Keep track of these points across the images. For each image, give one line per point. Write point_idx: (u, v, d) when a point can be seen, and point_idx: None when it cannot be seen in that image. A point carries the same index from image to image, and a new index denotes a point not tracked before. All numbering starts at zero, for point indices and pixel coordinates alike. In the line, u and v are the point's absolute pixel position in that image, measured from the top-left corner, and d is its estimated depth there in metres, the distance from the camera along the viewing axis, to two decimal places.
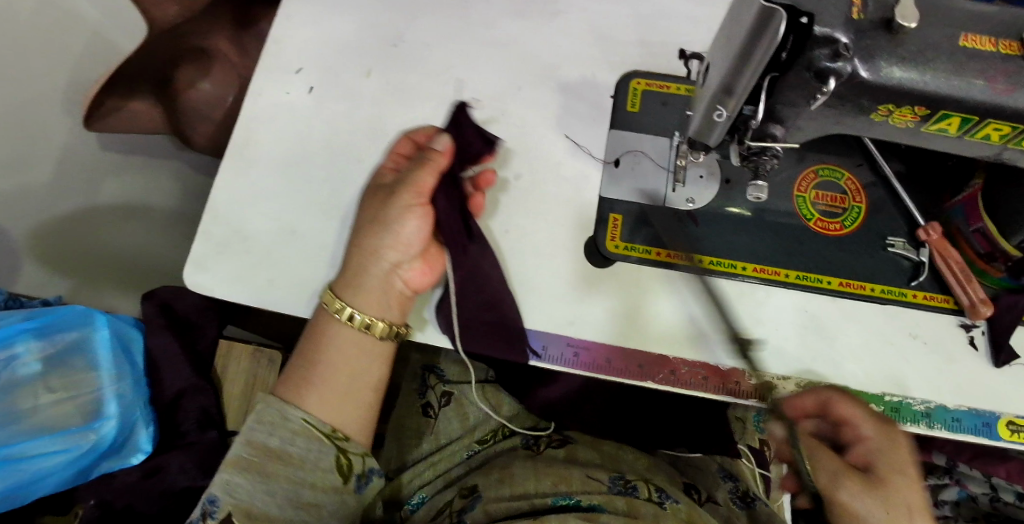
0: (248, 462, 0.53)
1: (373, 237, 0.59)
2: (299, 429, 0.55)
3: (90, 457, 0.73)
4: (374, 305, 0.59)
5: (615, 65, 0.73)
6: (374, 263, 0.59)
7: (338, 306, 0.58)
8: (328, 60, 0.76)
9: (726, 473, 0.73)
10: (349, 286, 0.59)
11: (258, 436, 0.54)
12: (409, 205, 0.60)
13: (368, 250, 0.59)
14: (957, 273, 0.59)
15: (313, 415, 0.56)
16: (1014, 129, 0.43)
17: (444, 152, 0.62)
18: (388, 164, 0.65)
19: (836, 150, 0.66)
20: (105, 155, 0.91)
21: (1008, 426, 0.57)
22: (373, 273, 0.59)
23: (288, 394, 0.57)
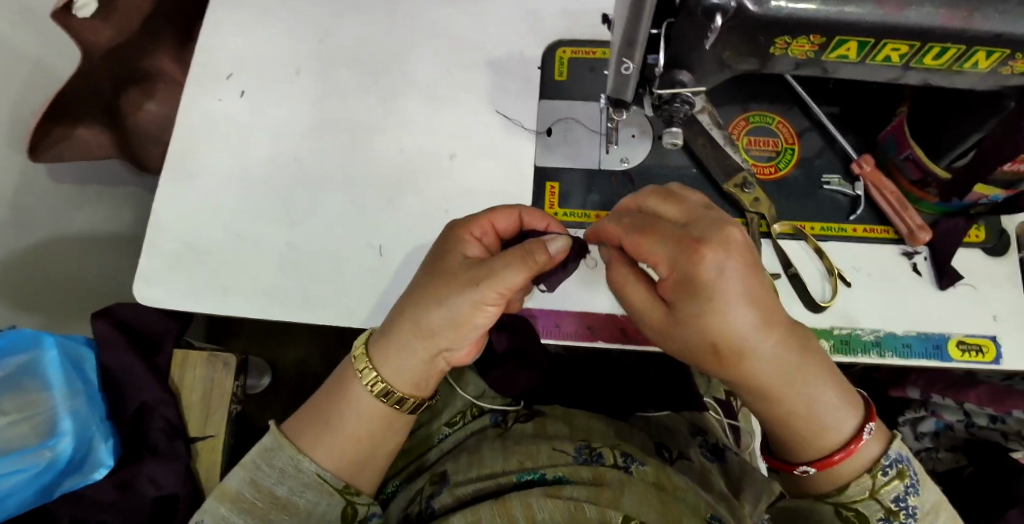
0: (251, 501, 0.51)
1: (437, 322, 0.49)
2: (311, 481, 0.52)
3: (43, 481, 0.60)
4: (411, 385, 0.54)
5: (540, 35, 0.72)
6: (423, 345, 0.51)
7: (372, 378, 0.53)
8: (258, 63, 0.73)
9: (695, 428, 0.75)
10: (391, 358, 0.52)
11: (265, 479, 0.51)
12: (481, 301, 0.48)
13: (422, 330, 0.50)
14: (893, 203, 0.62)
15: (326, 469, 0.52)
16: (909, 48, 0.44)
17: (552, 257, 0.50)
18: (472, 233, 0.54)
19: (766, 97, 0.69)
20: (60, 188, 0.91)
21: (958, 345, 0.60)
22: (416, 353, 0.52)
23: (299, 438, 0.53)
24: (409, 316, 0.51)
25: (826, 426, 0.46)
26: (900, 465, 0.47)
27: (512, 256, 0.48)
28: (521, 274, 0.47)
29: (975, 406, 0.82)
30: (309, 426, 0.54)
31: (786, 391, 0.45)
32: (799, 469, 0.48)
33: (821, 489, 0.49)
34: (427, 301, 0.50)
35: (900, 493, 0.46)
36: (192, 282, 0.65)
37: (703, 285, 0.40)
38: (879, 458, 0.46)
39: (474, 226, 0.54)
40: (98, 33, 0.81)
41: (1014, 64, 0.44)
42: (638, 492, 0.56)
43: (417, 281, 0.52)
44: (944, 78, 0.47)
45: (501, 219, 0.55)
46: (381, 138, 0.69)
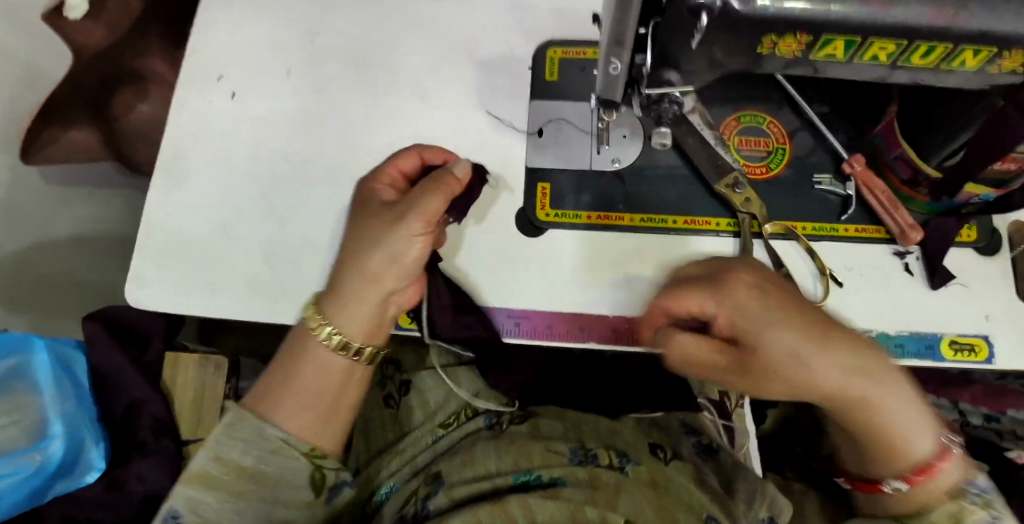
0: (219, 479, 0.50)
1: (379, 264, 0.54)
2: (278, 447, 0.52)
3: (33, 485, 0.59)
4: (367, 334, 0.55)
5: (531, 35, 0.72)
6: (374, 286, 0.54)
7: (328, 333, 0.55)
8: (249, 63, 0.72)
9: (689, 428, 0.75)
10: (342, 311, 0.55)
11: (229, 452, 0.51)
12: (414, 230, 0.54)
13: (364, 275, 0.54)
14: (884, 203, 0.62)
15: (290, 433, 0.53)
16: (896, 47, 0.44)
17: (460, 181, 0.57)
18: (383, 183, 0.59)
19: (757, 97, 0.69)
20: (49, 188, 0.91)
21: (951, 345, 0.60)
22: (368, 299, 0.55)
23: (261, 406, 0.54)
24: (349, 258, 0.55)
25: (911, 434, 0.48)
26: (983, 495, 0.47)
27: (425, 185, 0.55)
28: (440, 200, 0.55)
29: (970, 404, 0.83)
30: (266, 394, 0.54)
31: (865, 411, 0.47)
32: (890, 486, 0.50)
33: (907, 507, 0.50)
34: (350, 253, 0.56)
35: (986, 523, 0.45)
36: (182, 284, 0.65)
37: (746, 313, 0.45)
38: (963, 486, 0.48)
39: (383, 176, 0.59)
40: (89, 34, 0.85)
41: (1001, 63, 0.44)
42: (635, 493, 0.56)
43: (352, 223, 0.59)
44: (932, 77, 0.47)
45: (405, 163, 0.60)
46: (371, 138, 0.69)
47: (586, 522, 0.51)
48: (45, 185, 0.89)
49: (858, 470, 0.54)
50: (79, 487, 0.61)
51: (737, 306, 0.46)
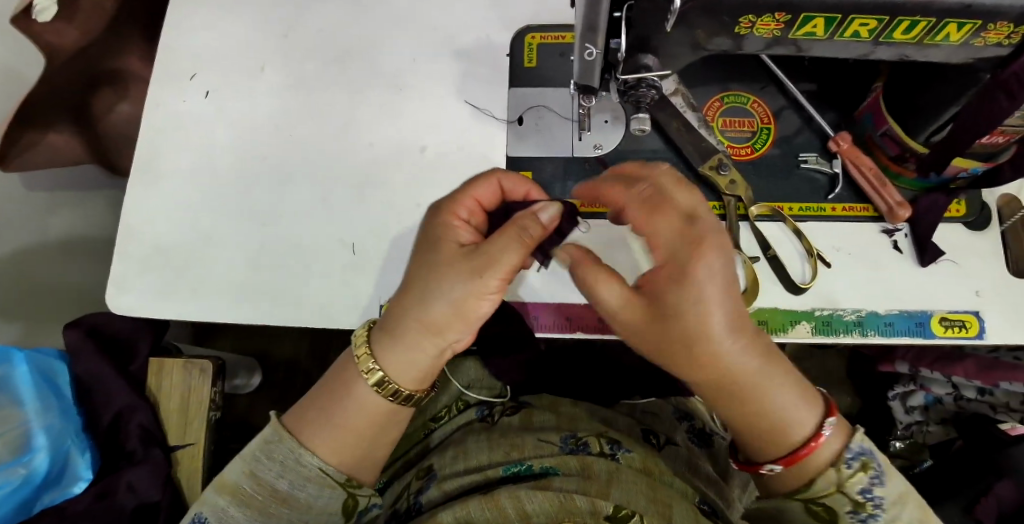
0: (250, 495, 0.49)
1: (440, 316, 0.47)
2: (313, 475, 0.49)
3: (20, 497, 0.60)
4: (420, 380, 0.51)
5: (509, 21, 0.70)
6: (433, 339, 0.48)
7: (378, 377, 0.49)
8: (221, 61, 0.71)
9: (681, 414, 0.75)
10: (392, 353, 0.49)
11: (265, 474, 0.49)
12: (484, 290, 0.46)
13: (424, 326, 0.48)
14: (872, 181, 0.61)
15: (329, 464, 0.49)
16: (878, 22, 0.42)
17: (545, 227, 0.48)
18: (458, 217, 0.52)
19: (740, 76, 0.68)
20: (34, 196, 0.89)
21: (941, 322, 0.60)
22: (426, 348, 0.49)
23: (299, 430, 0.50)
24: (416, 312, 0.48)
25: (788, 418, 0.46)
26: (864, 457, 0.45)
27: (501, 229, 0.46)
28: (519, 256, 0.45)
29: (964, 379, 0.80)
30: (308, 417, 0.51)
31: (742, 384, 0.45)
32: (765, 468, 0.47)
33: (789, 486, 0.47)
34: (414, 298, 0.48)
35: (867, 484, 0.45)
36: (164, 288, 0.64)
37: (691, 280, 0.41)
38: (840, 456, 0.45)
39: (459, 208, 0.52)
40: (62, 36, 0.79)
41: (986, 35, 0.42)
42: (630, 482, 0.55)
43: (415, 268, 0.49)
44: (916, 52, 0.46)
45: (483, 193, 0.54)
46: (350, 135, 0.67)
47: (574, 511, 0.49)
48: (29, 191, 0.88)
49: (740, 453, 0.51)
50: (68, 498, 0.62)
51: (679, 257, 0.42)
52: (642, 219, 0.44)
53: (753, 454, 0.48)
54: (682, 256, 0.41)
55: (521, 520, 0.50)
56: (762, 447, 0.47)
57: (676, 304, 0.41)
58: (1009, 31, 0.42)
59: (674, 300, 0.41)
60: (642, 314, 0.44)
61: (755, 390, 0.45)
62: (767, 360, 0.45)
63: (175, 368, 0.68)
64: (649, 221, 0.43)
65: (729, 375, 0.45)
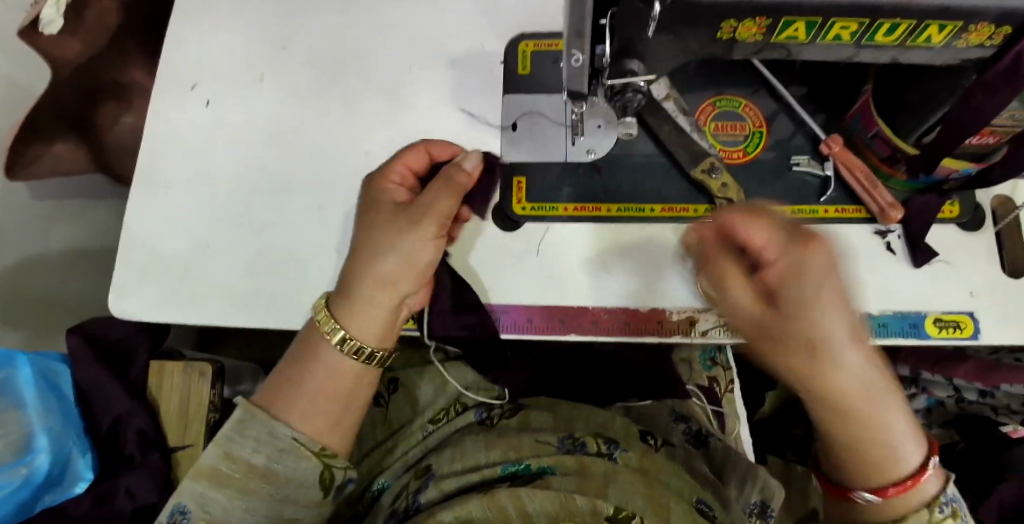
0: (228, 474, 0.49)
1: (392, 267, 0.52)
2: (285, 446, 0.50)
3: (21, 498, 0.60)
4: (382, 338, 0.53)
5: (502, 28, 0.71)
6: (386, 293, 0.52)
7: (340, 336, 0.52)
8: (220, 70, 0.72)
9: (678, 415, 0.75)
10: (356, 314, 0.52)
11: (239, 449, 0.49)
12: (426, 236, 0.52)
13: (379, 281, 0.52)
14: (862, 182, 0.62)
15: (302, 433, 0.50)
16: (858, 25, 0.43)
17: (472, 174, 0.55)
18: (392, 181, 0.57)
19: (731, 80, 0.68)
20: (40, 205, 0.91)
21: (935, 323, 0.60)
22: (381, 303, 0.52)
23: (274, 407, 0.51)
24: (368, 271, 0.52)
25: (896, 454, 0.44)
26: (954, 505, 0.45)
27: (440, 182, 0.53)
28: (451, 196, 0.53)
29: (964, 381, 0.79)
30: (277, 392, 0.52)
31: (862, 411, 0.42)
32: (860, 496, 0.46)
33: (887, 517, 0.46)
34: (365, 259, 0.52)
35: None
36: (165, 294, 0.65)
37: (808, 279, 0.36)
38: (936, 498, 0.45)
39: (391, 174, 0.57)
40: (64, 47, 0.82)
41: (967, 36, 0.43)
42: (626, 482, 0.55)
43: (362, 234, 0.54)
44: (899, 54, 0.46)
45: (414, 160, 0.58)
46: (344, 144, 0.68)
47: (574, 511, 0.49)
48: (35, 200, 0.89)
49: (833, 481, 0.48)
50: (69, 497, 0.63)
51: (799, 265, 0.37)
52: (743, 223, 0.39)
53: (852, 480, 0.46)
54: (795, 259, 0.37)
55: (521, 519, 0.50)
56: (861, 477, 0.46)
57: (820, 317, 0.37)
58: (991, 31, 0.42)
59: (805, 315, 0.37)
60: (787, 345, 0.39)
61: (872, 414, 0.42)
62: (892, 396, 0.43)
63: (176, 370, 0.69)
64: (750, 230, 0.38)
65: (858, 405, 0.41)
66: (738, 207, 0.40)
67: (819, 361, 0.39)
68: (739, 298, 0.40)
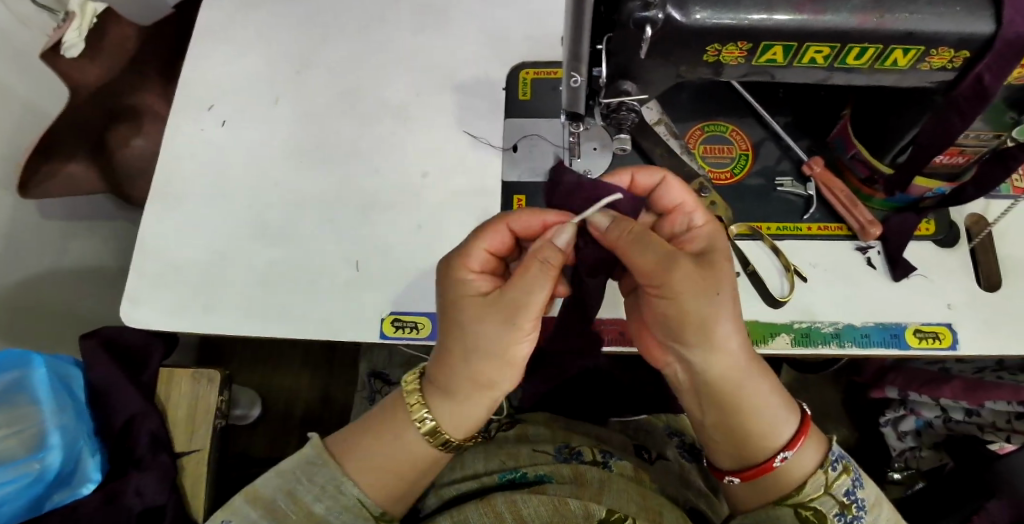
0: (282, 511, 0.49)
1: (488, 371, 0.48)
2: (349, 504, 0.50)
3: (33, 492, 0.61)
4: (460, 429, 0.53)
5: (504, 59, 0.76)
6: (473, 386, 0.49)
7: (421, 415, 0.52)
8: (238, 93, 0.76)
9: (672, 429, 0.76)
10: (447, 407, 0.51)
11: (303, 494, 0.49)
12: (513, 326, 0.46)
13: (474, 384, 0.49)
14: (843, 201, 0.66)
15: (366, 493, 0.50)
16: (831, 49, 0.48)
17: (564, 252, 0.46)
18: (474, 269, 0.50)
19: (720, 107, 0.73)
20: (48, 223, 0.92)
21: (915, 334, 0.63)
22: (470, 398, 0.51)
23: (347, 459, 0.51)
24: (464, 371, 0.48)
25: (774, 422, 0.49)
26: (843, 461, 0.49)
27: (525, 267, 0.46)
28: (549, 289, 0.46)
29: (951, 400, 0.82)
30: (350, 444, 0.52)
31: (730, 379, 0.48)
32: (778, 460, 0.48)
33: (780, 492, 0.48)
34: (455, 351, 0.48)
35: (850, 486, 0.47)
36: (176, 304, 0.67)
37: (716, 245, 0.50)
38: (824, 459, 0.48)
39: (473, 261, 0.50)
40: (86, 71, 0.87)
41: (930, 60, 0.47)
42: (620, 489, 0.56)
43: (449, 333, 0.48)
44: (870, 77, 0.51)
45: (494, 243, 0.51)
46: (352, 163, 0.72)
47: (567, 513, 0.51)
48: (44, 218, 0.91)
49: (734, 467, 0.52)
50: (76, 498, 0.64)
51: (711, 236, 0.51)
52: (676, 187, 0.54)
53: (750, 456, 0.50)
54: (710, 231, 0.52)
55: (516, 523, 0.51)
56: (750, 452, 0.50)
57: (718, 267, 0.47)
58: (951, 55, 0.47)
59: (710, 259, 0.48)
60: (695, 268, 0.46)
61: (740, 384, 0.49)
62: (758, 366, 0.50)
63: (184, 376, 0.72)
64: (682, 191, 0.54)
65: (729, 367, 0.48)
66: (648, 169, 0.55)
67: (718, 298, 0.46)
68: (650, 238, 0.46)
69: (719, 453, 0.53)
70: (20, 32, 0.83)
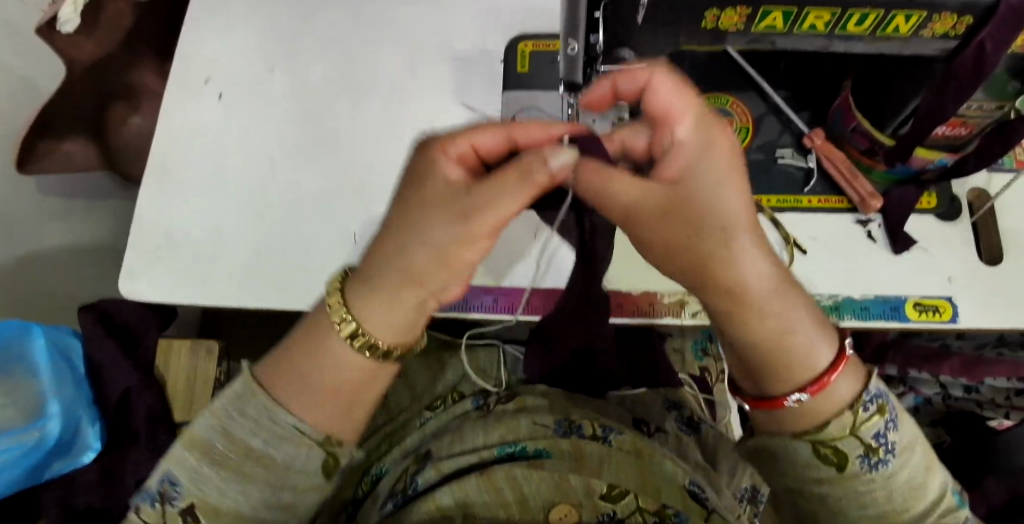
0: (221, 453, 0.40)
1: (428, 272, 0.39)
2: (287, 433, 0.40)
3: (34, 461, 0.64)
4: (395, 333, 0.42)
5: (502, 32, 0.75)
6: (411, 289, 0.40)
7: (343, 317, 0.41)
8: (234, 66, 0.76)
9: (671, 403, 0.76)
10: (373, 304, 0.40)
11: (237, 428, 0.40)
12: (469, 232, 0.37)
13: (413, 280, 0.39)
14: (844, 173, 0.65)
15: (306, 421, 0.41)
16: (831, 14, 0.47)
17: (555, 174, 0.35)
18: (449, 153, 0.39)
19: (721, 80, 0.72)
20: (47, 201, 0.93)
21: (915, 307, 0.62)
22: (406, 298, 0.40)
23: (276, 382, 0.41)
24: (407, 271, 0.38)
25: (804, 350, 0.44)
26: (880, 401, 0.42)
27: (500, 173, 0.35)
28: (520, 203, 0.36)
29: (950, 376, 0.82)
30: (282, 366, 0.42)
31: (752, 292, 0.42)
32: (790, 400, 0.43)
33: (799, 426, 0.44)
34: (394, 245, 0.39)
35: (882, 429, 0.41)
36: (175, 277, 0.67)
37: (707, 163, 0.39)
38: (857, 398, 0.42)
39: (449, 145, 0.39)
40: (79, 47, 0.84)
41: (933, 26, 0.46)
42: (619, 464, 0.56)
43: (400, 227, 0.38)
44: (871, 45, 0.50)
45: (485, 139, 0.40)
46: (349, 136, 0.72)
47: (568, 491, 0.53)
48: (42, 196, 0.91)
49: (755, 387, 0.46)
50: (76, 466, 0.67)
51: (699, 154, 0.39)
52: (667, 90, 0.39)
53: (770, 383, 0.45)
54: (698, 150, 0.39)
55: (518, 501, 0.52)
56: (772, 372, 0.45)
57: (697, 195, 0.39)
58: (954, 21, 0.45)
59: (688, 190, 0.39)
60: (659, 203, 0.39)
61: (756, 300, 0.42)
62: (789, 286, 0.44)
63: (183, 346, 0.72)
64: (674, 93, 0.39)
65: (744, 286, 0.42)
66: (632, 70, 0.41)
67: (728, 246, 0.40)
68: (613, 183, 0.39)
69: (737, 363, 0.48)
70: (17, 9, 0.83)
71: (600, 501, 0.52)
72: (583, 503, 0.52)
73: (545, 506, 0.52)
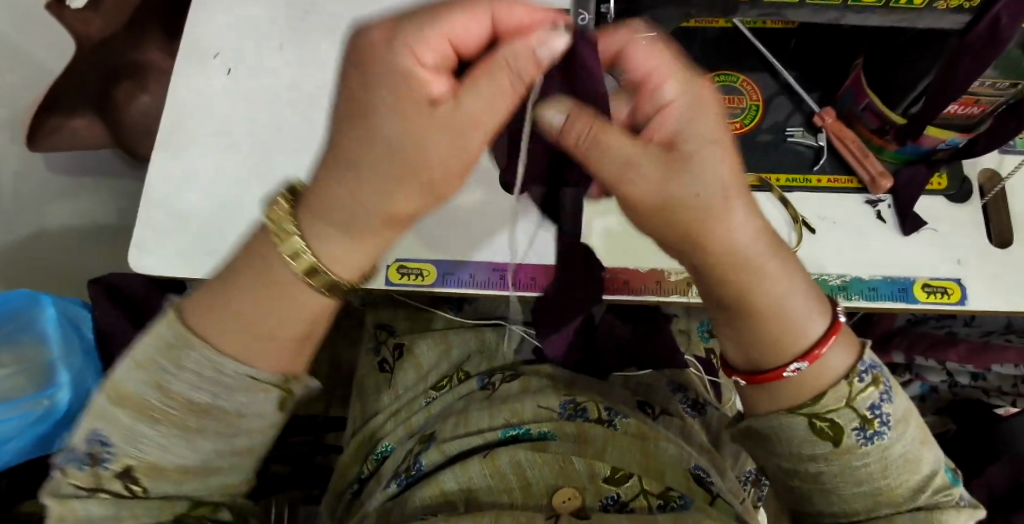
0: (161, 410, 0.38)
1: (403, 196, 0.35)
2: (239, 384, 0.39)
3: (42, 428, 0.65)
4: (353, 261, 0.39)
5: None
6: (374, 213, 0.36)
7: (297, 251, 0.37)
8: (243, 41, 0.76)
9: (675, 385, 0.76)
10: (329, 232, 0.37)
11: (176, 385, 0.38)
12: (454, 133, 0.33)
13: (386, 220, 0.36)
14: (854, 151, 0.65)
15: (259, 370, 0.39)
16: None
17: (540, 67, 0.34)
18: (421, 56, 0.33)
19: (731, 59, 0.72)
20: (55, 177, 0.93)
21: (924, 288, 0.62)
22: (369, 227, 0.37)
23: (212, 327, 0.39)
24: (374, 199, 0.35)
25: (797, 320, 0.42)
26: (874, 372, 0.42)
27: (487, 70, 0.33)
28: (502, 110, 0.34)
29: (956, 364, 0.83)
30: (219, 308, 0.39)
31: (741, 263, 0.41)
32: (788, 370, 0.42)
33: (793, 401, 0.42)
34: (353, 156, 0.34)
35: (876, 400, 0.41)
36: (183, 248, 0.68)
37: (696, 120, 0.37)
38: (852, 368, 0.42)
39: (423, 46, 0.33)
40: (89, 23, 0.86)
41: None
42: (623, 448, 0.57)
43: (359, 139, 0.33)
44: (884, 17, 0.50)
45: (463, 28, 0.36)
46: None
47: (573, 475, 0.53)
48: (50, 173, 0.91)
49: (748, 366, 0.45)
50: None
51: (689, 109, 0.38)
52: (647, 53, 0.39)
53: (762, 359, 0.44)
54: (687, 108, 0.38)
55: (523, 486, 0.52)
56: (765, 352, 0.43)
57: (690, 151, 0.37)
58: None
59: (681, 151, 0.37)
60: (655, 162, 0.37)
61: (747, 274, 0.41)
62: (781, 258, 0.43)
63: None
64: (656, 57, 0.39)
65: (734, 256, 0.41)
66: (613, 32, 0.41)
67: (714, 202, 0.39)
68: (608, 141, 0.37)
69: (728, 348, 0.46)
70: None
71: (603, 484, 0.52)
72: (587, 486, 0.52)
73: (548, 488, 0.52)
